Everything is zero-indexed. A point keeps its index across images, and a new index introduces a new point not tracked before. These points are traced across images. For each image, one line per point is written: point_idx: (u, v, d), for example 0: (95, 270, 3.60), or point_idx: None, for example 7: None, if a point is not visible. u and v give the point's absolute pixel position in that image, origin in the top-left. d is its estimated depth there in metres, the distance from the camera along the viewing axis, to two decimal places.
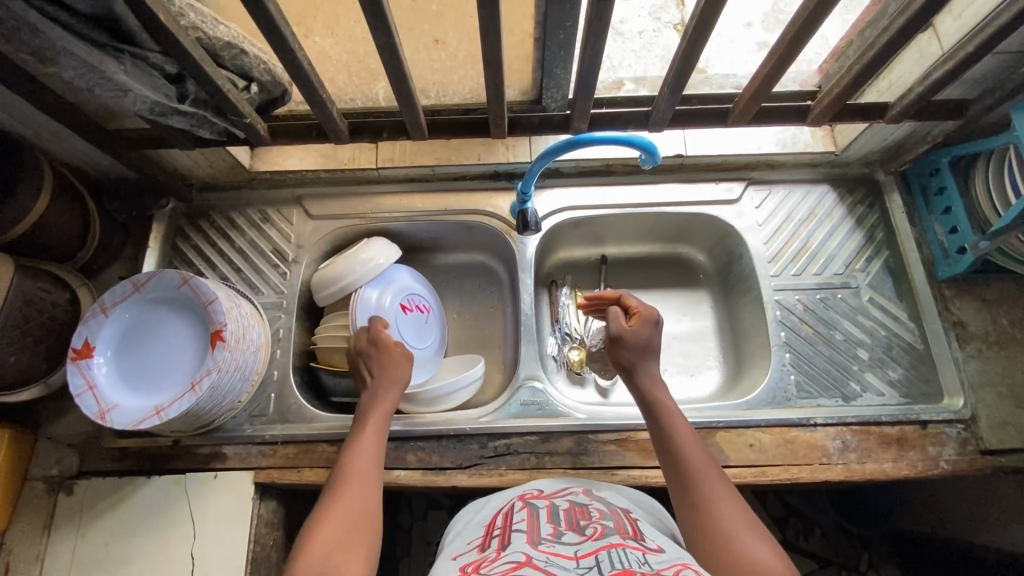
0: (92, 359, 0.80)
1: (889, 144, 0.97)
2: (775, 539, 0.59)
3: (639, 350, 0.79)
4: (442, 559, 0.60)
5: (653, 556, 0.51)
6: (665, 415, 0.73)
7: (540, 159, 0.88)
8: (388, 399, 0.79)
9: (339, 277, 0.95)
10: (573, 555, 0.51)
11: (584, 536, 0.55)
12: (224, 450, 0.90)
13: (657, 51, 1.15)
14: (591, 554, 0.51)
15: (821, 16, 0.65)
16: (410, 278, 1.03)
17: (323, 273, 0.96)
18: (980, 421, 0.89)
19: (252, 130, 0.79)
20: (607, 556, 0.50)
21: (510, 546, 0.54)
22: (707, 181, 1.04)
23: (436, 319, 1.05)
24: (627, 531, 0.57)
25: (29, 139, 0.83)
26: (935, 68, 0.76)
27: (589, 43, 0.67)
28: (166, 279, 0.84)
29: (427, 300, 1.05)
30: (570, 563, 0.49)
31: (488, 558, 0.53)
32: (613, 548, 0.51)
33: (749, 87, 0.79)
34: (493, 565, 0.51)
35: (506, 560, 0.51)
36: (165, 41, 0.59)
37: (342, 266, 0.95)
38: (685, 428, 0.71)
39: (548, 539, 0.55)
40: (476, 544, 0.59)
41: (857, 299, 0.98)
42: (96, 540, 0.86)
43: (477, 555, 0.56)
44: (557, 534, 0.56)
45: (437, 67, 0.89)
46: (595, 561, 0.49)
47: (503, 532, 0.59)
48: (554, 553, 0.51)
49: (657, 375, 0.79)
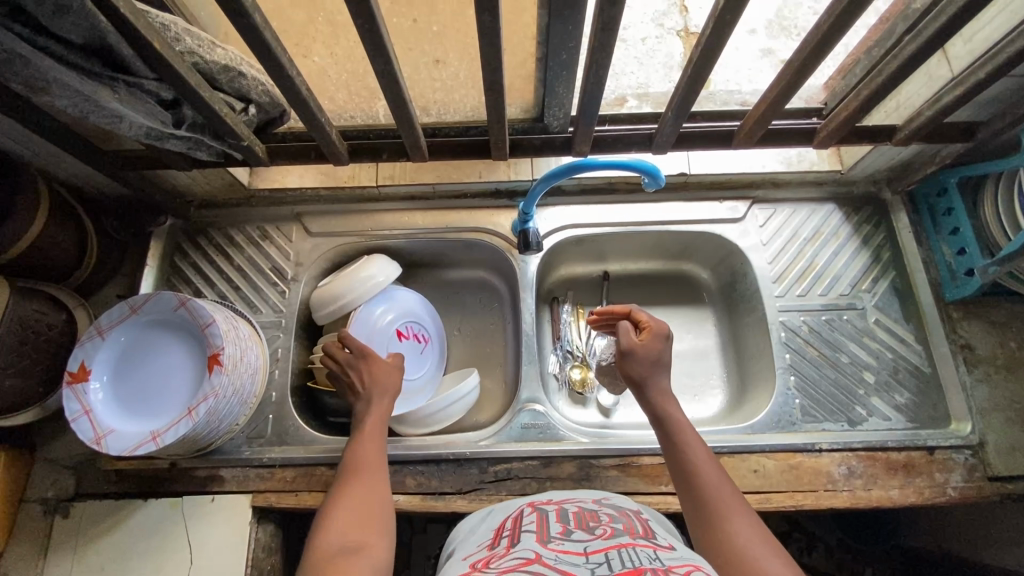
0: (87, 384, 0.79)
1: (897, 163, 0.96)
2: (794, 561, 0.56)
3: (652, 363, 0.77)
4: (453, 560, 0.57)
5: (665, 553, 0.49)
6: (677, 433, 0.70)
7: (541, 181, 0.87)
8: (380, 416, 0.78)
9: (339, 295, 0.94)
10: (583, 551, 0.49)
11: (595, 535, 0.53)
12: (222, 473, 0.89)
13: (659, 59, 1.13)
14: (601, 551, 0.49)
15: (830, 45, 0.64)
16: (415, 304, 1.02)
17: (322, 291, 0.95)
18: (988, 447, 0.87)
19: (250, 152, 0.78)
20: (618, 554, 0.47)
21: (519, 543, 0.52)
22: (712, 199, 1.03)
23: (435, 353, 1.03)
24: (637, 531, 0.55)
25: (26, 159, 0.82)
26: (946, 92, 0.74)
27: (592, 69, 0.66)
28: (163, 300, 0.82)
29: (428, 331, 1.03)
30: (579, 559, 0.47)
31: (497, 554, 0.51)
32: (623, 547, 0.49)
33: (756, 109, 0.78)
34: (502, 560, 0.49)
35: (515, 555, 0.49)
36: (163, 69, 0.58)
37: (341, 284, 0.94)
38: (700, 446, 0.69)
39: (558, 537, 0.53)
40: (486, 544, 0.57)
41: (863, 321, 0.97)
42: (91, 564, 0.85)
43: (486, 552, 0.54)
44: (566, 532, 0.54)
45: (438, 85, 0.87)
46: (605, 558, 0.47)
47: (513, 532, 0.57)
48: (563, 552, 0.49)
49: (667, 390, 0.76)
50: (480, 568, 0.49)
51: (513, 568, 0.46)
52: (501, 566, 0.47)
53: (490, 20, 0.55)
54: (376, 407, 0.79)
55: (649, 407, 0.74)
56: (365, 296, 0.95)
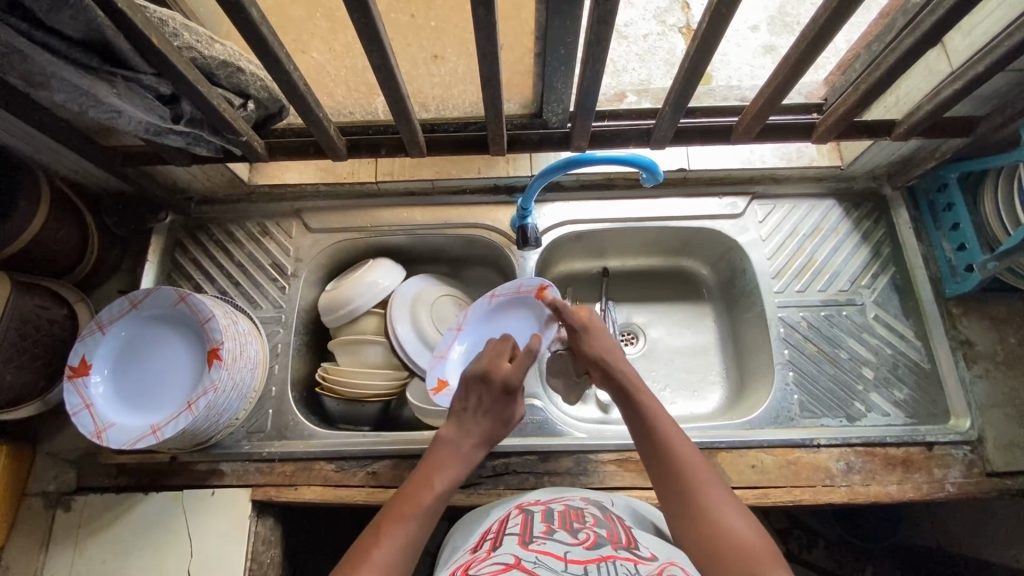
0: (89, 378, 0.80)
1: (897, 158, 0.96)
2: (768, 532, 0.57)
3: (597, 336, 0.81)
4: (440, 568, 0.58)
5: (645, 567, 0.49)
6: (644, 410, 0.70)
7: (540, 176, 0.87)
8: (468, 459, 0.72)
9: (342, 301, 0.97)
10: (563, 557, 0.49)
11: (577, 539, 0.53)
12: (221, 468, 0.90)
13: (661, 56, 1.13)
14: (581, 561, 0.49)
15: (827, 38, 0.63)
16: (526, 282, 0.93)
17: (326, 297, 0.99)
18: (986, 443, 0.87)
19: (249, 147, 0.78)
20: (597, 566, 0.47)
21: (500, 547, 0.52)
22: (709, 195, 1.03)
23: (481, 324, 0.96)
24: (620, 540, 0.54)
25: (28, 155, 0.83)
26: (945, 86, 0.74)
27: (590, 62, 0.66)
28: (162, 296, 0.83)
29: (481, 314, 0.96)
30: (558, 565, 0.48)
31: (479, 558, 0.51)
32: (604, 560, 0.49)
33: (754, 102, 0.78)
34: (482, 565, 0.49)
35: (496, 560, 0.49)
36: (160, 64, 0.58)
37: (346, 290, 0.97)
38: (672, 422, 0.69)
39: (540, 538, 0.53)
40: (471, 547, 0.57)
41: (862, 316, 0.97)
42: (93, 557, 0.85)
43: (469, 557, 0.54)
44: (549, 532, 0.55)
45: (437, 81, 0.87)
46: (584, 569, 0.47)
47: (497, 535, 0.57)
48: (543, 553, 0.50)
49: (622, 357, 0.78)
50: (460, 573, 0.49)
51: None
52: (482, 571, 0.47)
53: (485, 15, 0.56)
54: (473, 457, 0.73)
55: (615, 384, 0.75)
56: (371, 304, 0.97)
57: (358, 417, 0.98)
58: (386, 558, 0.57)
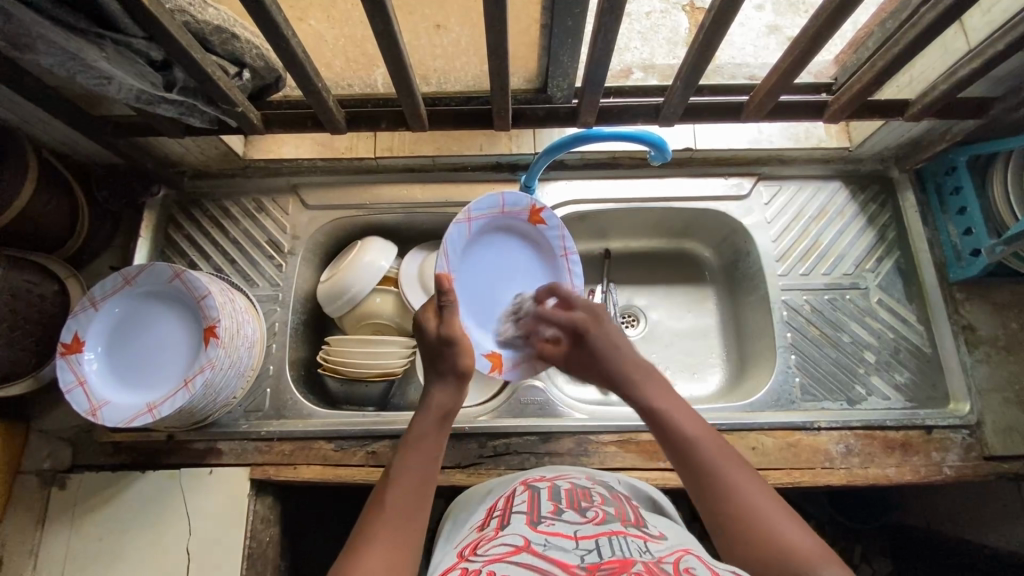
0: (81, 354, 0.78)
1: (906, 140, 0.94)
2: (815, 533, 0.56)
3: (589, 355, 0.80)
4: (446, 549, 0.57)
5: (655, 544, 0.49)
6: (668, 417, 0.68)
7: (545, 153, 0.83)
8: (442, 409, 0.69)
9: (343, 288, 0.95)
10: (572, 536, 0.49)
11: (585, 517, 0.53)
12: (219, 446, 0.89)
13: (664, 35, 1.08)
14: (590, 536, 0.48)
15: (847, 11, 0.61)
16: (510, 199, 0.89)
17: (325, 287, 0.97)
18: (985, 427, 0.88)
19: (244, 118, 0.76)
20: (608, 542, 0.47)
21: (509, 526, 0.52)
22: (714, 175, 1.01)
23: (467, 276, 0.89)
24: (629, 518, 0.54)
25: (13, 124, 0.80)
26: (962, 65, 0.73)
27: (601, 34, 0.63)
28: (156, 271, 0.81)
29: (468, 264, 0.89)
30: (568, 544, 0.47)
31: (486, 538, 0.51)
32: (615, 534, 0.49)
33: (766, 81, 0.76)
34: (491, 546, 0.48)
35: (504, 541, 0.48)
36: (151, 26, 0.55)
37: (343, 276, 0.95)
38: (702, 424, 0.67)
39: (549, 518, 0.53)
40: (477, 528, 0.57)
41: (865, 300, 0.96)
42: (90, 535, 0.85)
43: (476, 536, 0.54)
44: (557, 512, 0.54)
45: (439, 53, 0.82)
46: (595, 544, 0.47)
47: (503, 513, 0.56)
48: (552, 535, 0.49)
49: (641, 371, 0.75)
50: (468, 555, 0.48)
51: (501, 557, 0.45)
52: (489, 553, 0.46)
53: None
54: (431, 396, 0.71)
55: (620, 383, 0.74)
56: (373, 287, 0.96)
57: (360, 398, 0.97)
58: (382, 532, 0.56)
